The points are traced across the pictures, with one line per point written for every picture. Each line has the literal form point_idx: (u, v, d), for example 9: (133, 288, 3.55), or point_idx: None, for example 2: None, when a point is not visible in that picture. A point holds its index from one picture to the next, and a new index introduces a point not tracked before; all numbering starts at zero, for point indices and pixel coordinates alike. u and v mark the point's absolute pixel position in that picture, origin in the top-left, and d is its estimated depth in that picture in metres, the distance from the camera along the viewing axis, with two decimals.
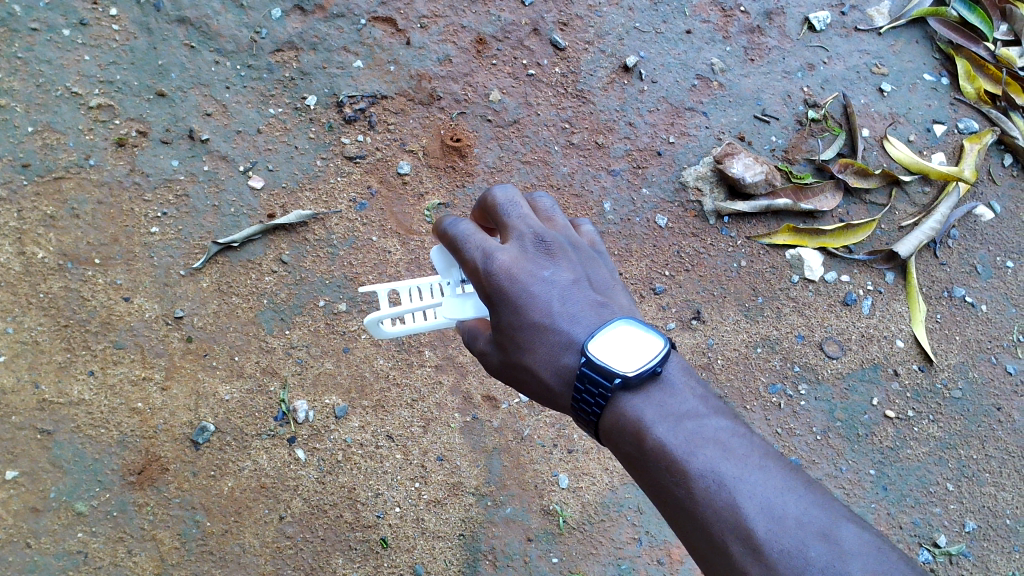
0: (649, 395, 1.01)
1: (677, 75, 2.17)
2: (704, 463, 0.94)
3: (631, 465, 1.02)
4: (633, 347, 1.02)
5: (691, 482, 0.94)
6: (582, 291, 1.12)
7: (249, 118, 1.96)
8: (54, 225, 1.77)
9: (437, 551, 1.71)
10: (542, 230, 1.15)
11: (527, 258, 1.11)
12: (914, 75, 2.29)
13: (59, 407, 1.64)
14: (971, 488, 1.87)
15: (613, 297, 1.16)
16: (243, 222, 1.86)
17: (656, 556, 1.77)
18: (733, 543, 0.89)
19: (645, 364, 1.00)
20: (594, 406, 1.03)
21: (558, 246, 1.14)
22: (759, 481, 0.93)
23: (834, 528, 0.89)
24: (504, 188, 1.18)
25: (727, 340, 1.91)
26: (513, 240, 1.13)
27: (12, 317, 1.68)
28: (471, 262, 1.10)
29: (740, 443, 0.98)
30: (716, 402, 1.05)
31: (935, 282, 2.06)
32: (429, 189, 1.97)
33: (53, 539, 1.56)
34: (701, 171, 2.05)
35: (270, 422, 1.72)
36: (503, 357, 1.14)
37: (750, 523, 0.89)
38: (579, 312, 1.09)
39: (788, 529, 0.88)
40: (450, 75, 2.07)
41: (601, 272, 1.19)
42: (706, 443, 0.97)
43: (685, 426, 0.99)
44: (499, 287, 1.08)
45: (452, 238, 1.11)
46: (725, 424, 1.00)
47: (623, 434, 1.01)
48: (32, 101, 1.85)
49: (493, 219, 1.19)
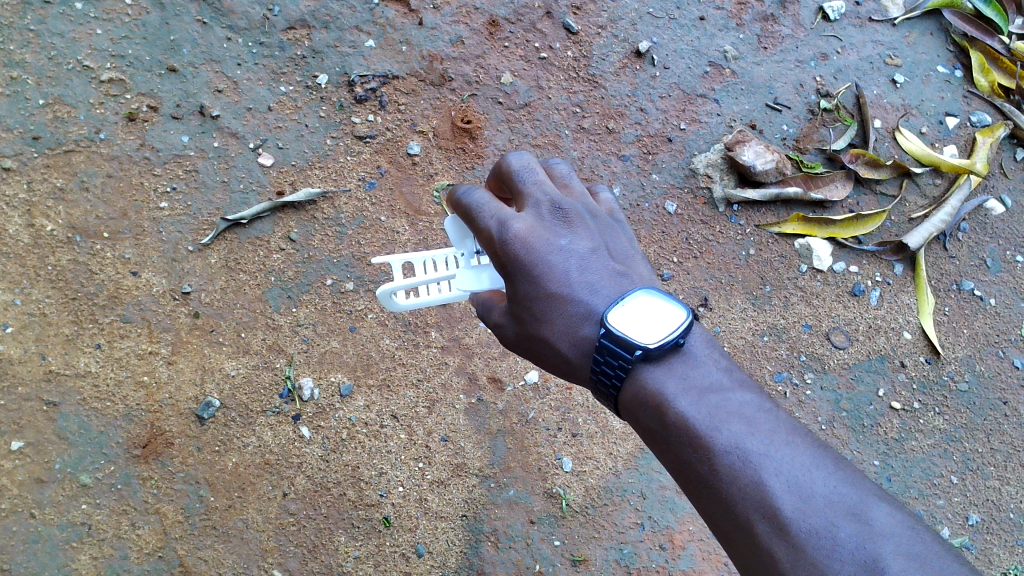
0: (671, 368, 1.01)
1: (689, 61, 2.16)
2: (729, 438, 0.94)
3: (653, 439, 1.02)
4: (655, 318, 1.02)
5: (715, 457, 0.93)
6: (600, 260, 1.12)
7: (259, 95, 1.95)
8: (63, 198, 1.77)
9: (439, 531, 1.71)
10: (559, 198, 1.15)
11: (544, 226, 1.11)
12: (927, 67, 2.28)
13: (65, 379, 1.65)
14: (975, 481, 1.87)
15: (633, 267, 1.16)
16: (251, 199, 1.86)
17: (659, 541, 1.77)
18: (759, 522, 0.88)
19: (667, 336, 1.00)
20: (614, 378, 1.03)
21: (575, 214, 1.14)
22: (786, 457, 0.92)
23: (864, 508, 0.88)
24: (519, 154, 1.17)
25: (734, 328, 1.91)
26: (530, 208, 1.13)
27: (19, 289, 1.68)
28: (485, 231, 1.09)
29: (765, 417, 0.97)
30: (740, 375, 1.05)
31: (944, 275, 2.05)
32: (438, 170, 1.97)
33: (57, 510, 1.57)
34: (711, 159, 2.05)
35: (275, 399, 1.72)
36: (519, 329, 1.14)
37: (776, 500, 0.89)
38: (598, 282, 1.09)
39: (816, 508, 0.88)
40: (461, 56, 2.07)
41: (620, 241, 1.19)
42: (730, 418, 0.96)
43: (708, 400, 0.98)
44: (515, 256, 1.08)
45: (466, 206, 1.11)
46: (749, 397, 1.00)
47: (645, 407, 1.01)
48: (44, 73, 1.85)
49: (508, 186, 1.18)
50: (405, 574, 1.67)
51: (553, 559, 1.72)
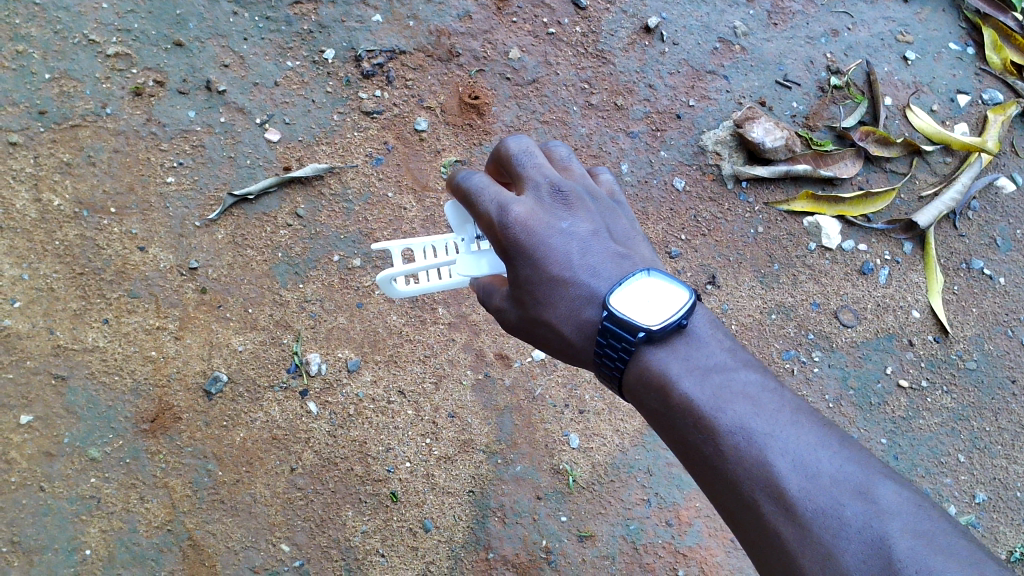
0: (674, 349, 1.01)
1: (698, 37, 2.15)
2: (732, 419, 0.93)
3: (657, 421, 1.02)
4: (658, 299, 1.01)
5: (719, 439, 0.93)
6: (601, 242, 1.11)
7: (266, 70, 1.95)
8: (70, 172, 1.77)
9: (446, 506, 1.71)
10: (559, 180, 1.14)
11: (544, 209, 1.10)
12: (939, 44, 2.26)
13: (73, 353, 1.65)
14: (982, 460, 1.86)
15: (634, 248, 1.15)
16: (258, 174, 1.85)
17: (665, 517, 1.77)
18: (765, 502, 0.88)
19: (670, 317, 0.99)
20: (617, 360, 1.02)
21: (576, 197, 1.13)
22: (790, 437, 0.92)
23: (870, 486, 0.88)
24: (518, 138, 1.17)
25: (742, 306, 1.90)
26: (530, 191, 1.12)
27: (27, 264, 1.68)
28: (486, 215, 1.09)
29: (769, 397, 0.97)
30: (744, 355, 1.04)
31: (953, 253, 2.04)
32: (446, 146, 1.95)
33: (66, 483, 1.58)
34: (720, 136, 2.03)
35: (283, 373, 1.73)
36: (521, 312, 1.13)
37: (782, 481, 0.88)
38: (600, 264, 1.08)
39: (822, 487, 0.87)
40: (469, 31, 2.05)
41: (621, 223, 1.18)
42: (734, 398, 0.96)
43: (712, 380, 0.98)
44: (516, 240, 1.07)
45: (465, 190, 1.10)
46: (752, 379, 0.99)
47: (650, 388, 1.00)
48: (49, 48, 1.85)
49: (507, 170, 1.17)
50: (412, 548, 1.67)
51: (560, 535, 1.72)
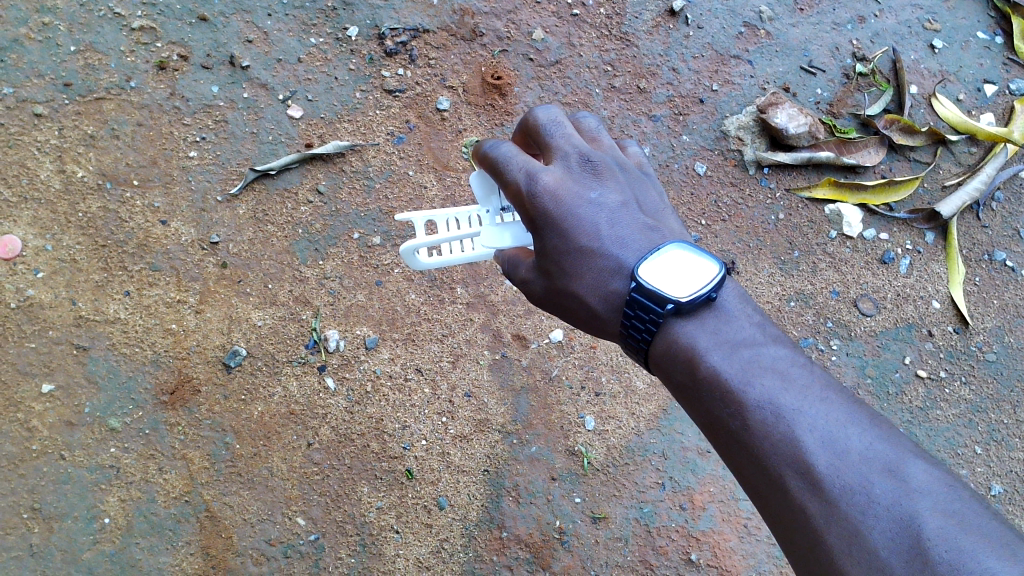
0: (703, 321, 1.00)
1: (723, 21, 2.13)
2: (761, 394, 0.92)
3: (684, 395, 1.01)
4: (687, 270, 1.00)
5: (747, 413, 0.92)
6: (630, 213, 1.11)
7: (290, 47, 1.94)
8: (94, 144, 1.78)
9: (461, 485, 1.72)
10: (588, 150, 1.14)
11: (572, 179, 1.10)
12: (967, 33, 2.23)
13: (95, 324, 1.68)
14: (999, 452, 1.86)
15: (663, 220, 1.15)
16: (280, 150, 1.86)
17: (679, 501, 1.76)
18: (792, 478, 0.87)
19: (700, 289, 0.98)
20: (645, 332, 1.02)
21: (605, 167, 1.13)
22: (820, 413, 0.90)
23: (901, 464, 0.86)
24: (546, 108, 1.17)
25: (760, 292, 1.89)
26: (558, 160, 1.12)
27: (51, 235, 1.71)
28: (514, 183, 1.09)
29: (800, 373, 0.96)
30: (774, 330, 1.03)
31: (975, 244, 2.02)
32: (467, 126, 1.95)
33: (86, 452, 1.61)
34: (742, 121, 2.02)
35: (301, 349, 1.74)
36: (547, 284, 1.13)
37: (810, 457, 0.87)
38: (628, 236, 1.08)
39: (851, 464, 0.85)
40: (493, 11, 2.04)
41: (650, 195, 1.18)
42: (763, 373, 0.95)
43: (741, 355, 0.97)
44: (544, 209, 1.07)
45: (493, 159, 1.11)
46: (782, 354, 0.98)
47: (677, 361, 1.00)
48: (75, 20, 1.86)
49: (536, 140, 1.17)
50: (427, 525, 1.69)
51: (573, 516, 1.73)
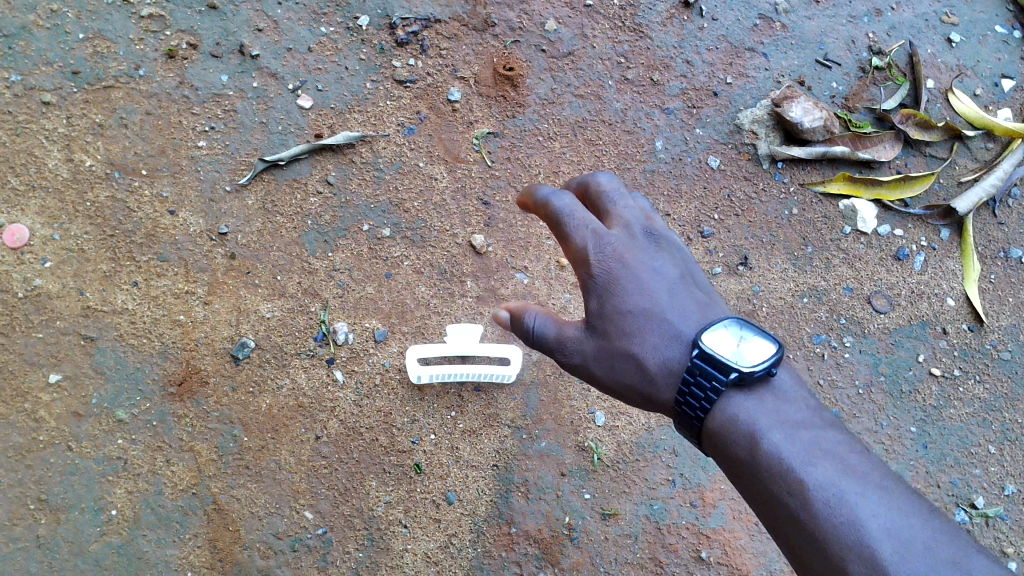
0: (762, 402, 1.09)
1: (738, 13, 2.10)
2: (822, 476, 1.00)
3: (737, 472, 1.08)
4: (751, 348, 1.09)
5: (808, 497, 0.99)
6: (687, 290, 1.24)
7: (300, 36, 1.92)
8: (102, 133, 1.77)
9: (470, 480, 1.71)
10: (646, 221, 1.29)
11: (635, 246, 1.24)
12: (984, 27, 2.20)
13: (102, 314, 1.67)
14: (1013, 451, 1.84)
15: (714, 302, 1.27)
16: (290, 141, 1.84)
17: (689, 498, 1.75)
18: (852, 561, 0.93)
19: (761, 364, 1.07)
20: (700, 407, 1.10)
21: (661, 241, 1.28)
22: (880, 501, 0.97)
23: (963, 558, 0.92)
24: (606, 176, 1.33)
25: (773, 288, 1.88)
26: (619, 227, 1.26)
27: (58, 225, 1.70)
28: (574, 240, 1.23)
29: (856, 459, 1.03)
30: (828, 416, 1.12)
31: (991, 241, 1.99)
32: (479, 117, 1.93)
33: (94, 444, 1.61)
34: (757, 114, 1.99)
35: (310, 341, 1.73)
36: (600, 347, 1.20)
37: (873, 542, 0.93)
38: (686, 309, 1.20)
39: (916, 554, 0.92)
40: (505, 1, 2.02)
41: (703, 282, 1.30)
42: (824, 456, 1.02)
43: (801, 437, 1.05)
44: (605, 270, 1.21)
45: (551, 211, 1.25)
46: (839, 439, 1.06)
47: (736, 438, 1.07)
48: (84, 8, 1.85)
49: (593, 206, 1.32)
50: (435, 520, 1.68)
51: (583, 512, 1.71)
